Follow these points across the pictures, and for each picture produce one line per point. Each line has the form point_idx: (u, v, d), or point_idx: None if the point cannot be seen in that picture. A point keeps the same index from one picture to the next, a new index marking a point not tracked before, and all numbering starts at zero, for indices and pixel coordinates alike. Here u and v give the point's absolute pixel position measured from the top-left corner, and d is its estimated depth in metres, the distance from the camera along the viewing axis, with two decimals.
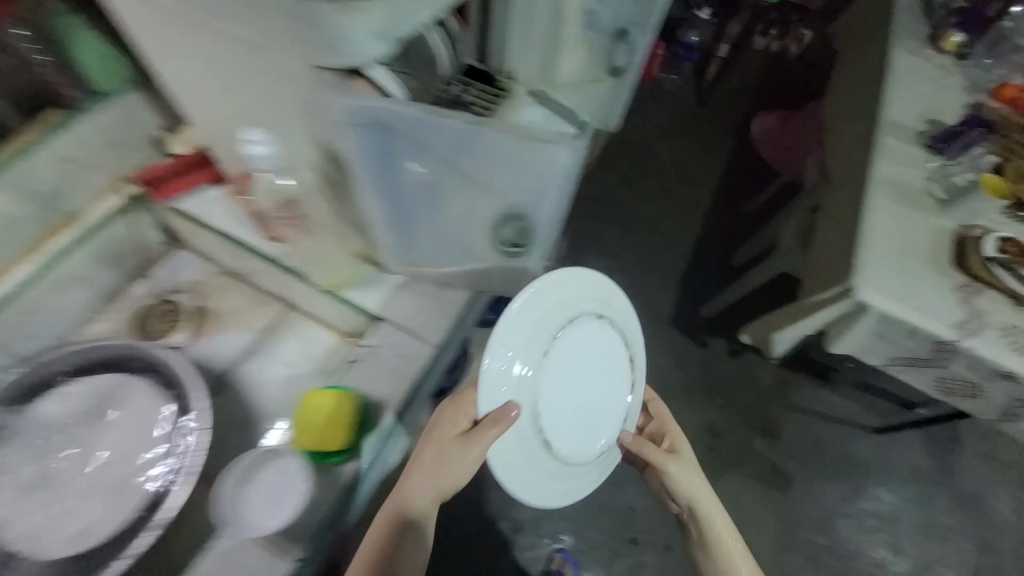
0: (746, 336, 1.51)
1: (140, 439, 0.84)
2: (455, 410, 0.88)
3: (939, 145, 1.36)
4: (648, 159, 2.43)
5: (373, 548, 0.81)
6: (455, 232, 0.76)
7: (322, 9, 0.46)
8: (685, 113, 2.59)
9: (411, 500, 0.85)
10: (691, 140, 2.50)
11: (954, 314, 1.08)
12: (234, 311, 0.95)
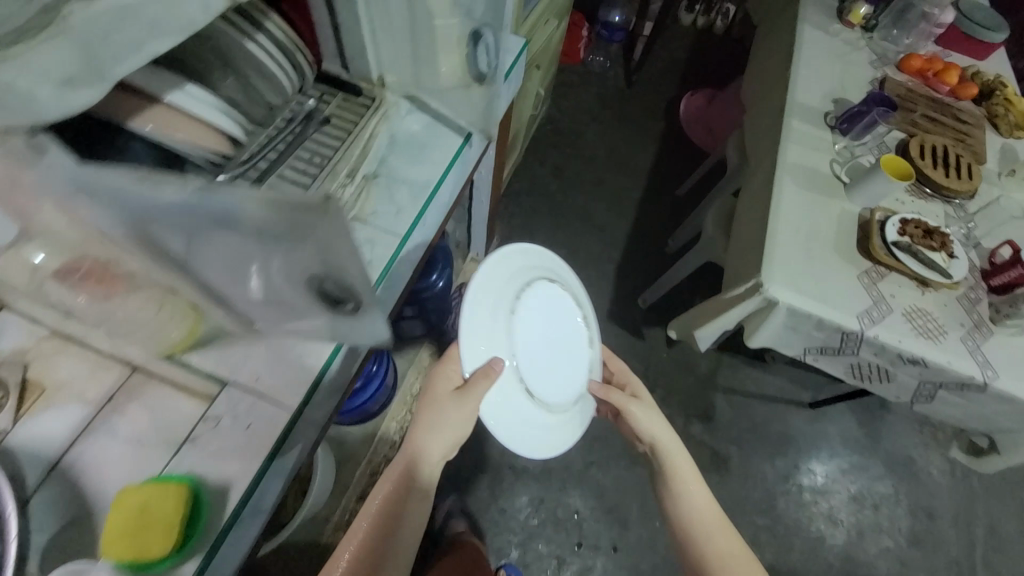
0: (672, 331, 1.47)
1: None
2: (442, 374, 0.90)
3: (842, 125, 1.34)
4: (579, 146, 2.36)
5: (368, 523, 0.80)
6: (287, 298, 0.59)
7: None
8: (614, 96, 2.52)
9: (401, 472, 0.85)
10: (621, 124, 2.44)
11: (860, 303, 1.07)
12: (63, 383, 0.80)
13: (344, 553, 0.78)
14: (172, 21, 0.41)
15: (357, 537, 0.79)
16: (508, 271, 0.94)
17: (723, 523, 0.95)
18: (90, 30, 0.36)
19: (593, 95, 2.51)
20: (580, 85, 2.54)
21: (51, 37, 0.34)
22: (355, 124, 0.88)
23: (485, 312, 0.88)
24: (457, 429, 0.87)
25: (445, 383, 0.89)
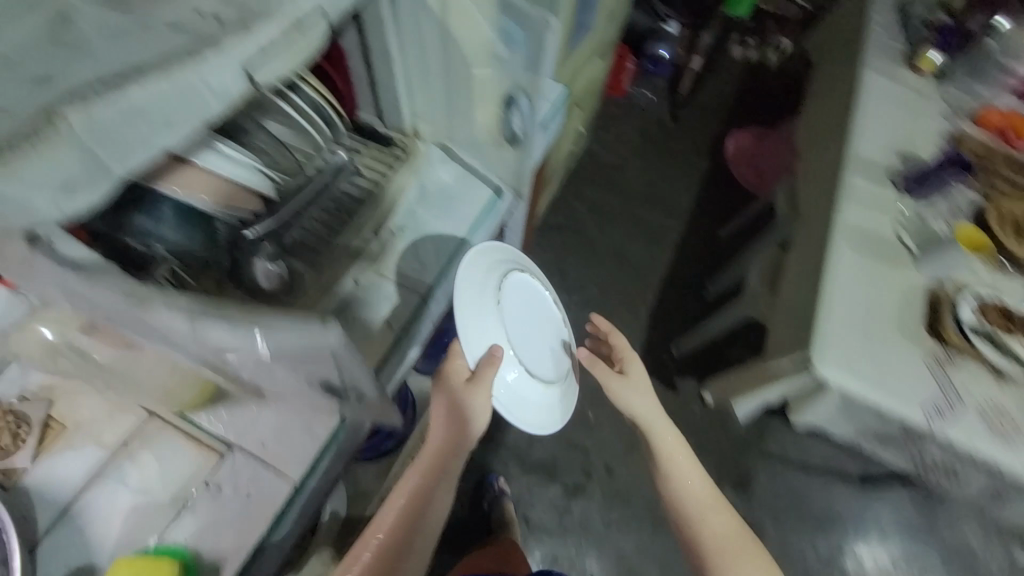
0: (708, 394, 1.37)
1: None
2: (450, 369, 0.81)
3: (910, 185, 1.23)
4: (617, 180, 2.25)
5: (389, 524, 0.74)
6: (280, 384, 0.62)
7: None
8: (657, 131, 2.41)
9: (421, 474, 0.78)
10: (664, 160, 2.33)
11: (926, 394, 0.96)
12: (85, 424, 0.77)
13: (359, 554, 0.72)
14: (186, 114, 0.39)
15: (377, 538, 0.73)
16: (491, 260, 0.88)
17: (732, 518, 0.85)
18: (113, 141, 0.36)
19: (633, 128, 2.40)
20: (619, 121, 2.42)
21: (53, 141, 0.32)
22: (383, 177, 0.88)
23: (473, 308, 0.82)
24: (476, 424, 0.80)
25: (456, 376, 0.81)
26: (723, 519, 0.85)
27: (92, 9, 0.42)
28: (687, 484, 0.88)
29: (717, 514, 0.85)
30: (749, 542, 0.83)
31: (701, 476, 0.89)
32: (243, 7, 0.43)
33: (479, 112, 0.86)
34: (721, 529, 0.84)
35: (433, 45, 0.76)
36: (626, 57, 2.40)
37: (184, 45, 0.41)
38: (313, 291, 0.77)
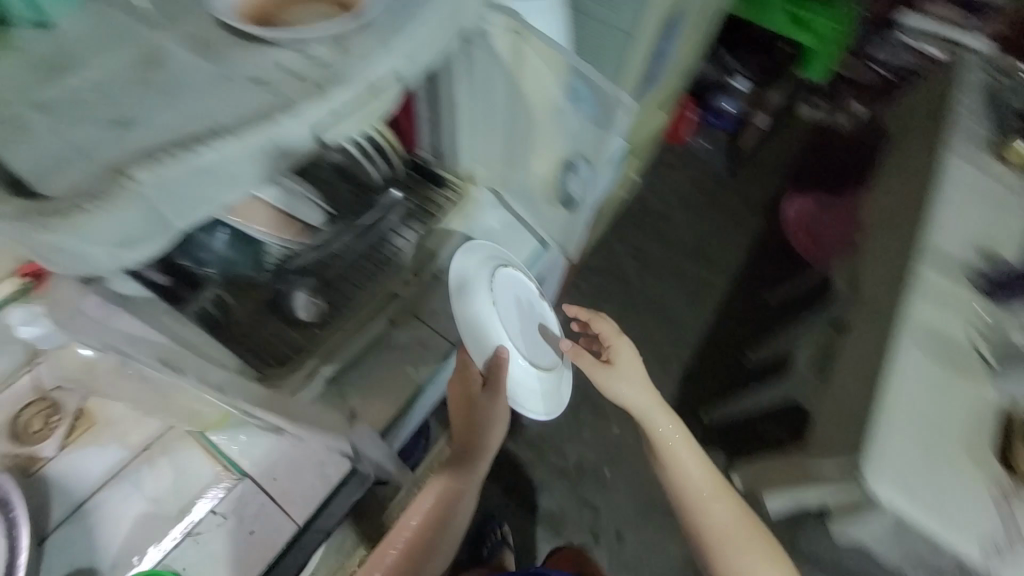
0: (735, 476, 1.28)
1: None
2: (465, 379, 0.78)
3: (991, 288, 1.13)
4: (661, 233, 2.02)
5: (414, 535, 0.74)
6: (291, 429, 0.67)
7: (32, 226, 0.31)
8: (710, 183, 2.12)
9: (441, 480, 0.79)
10: (716, 215, 2.06)
11: (984, 527, 0.88)
12: (108, 427, 0.77)
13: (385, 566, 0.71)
14: (251, 171, 0.39)
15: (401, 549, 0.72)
16: (478, 259, 0.80)
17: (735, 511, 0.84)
18: (178, 199, 0.36)
19: (688, 184, 2.12)
20: (672, 176, 2.13)
21: (117, 201, 0.33)
22: (433, 219, 0.85)
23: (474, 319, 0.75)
24: (493, 430, 0.80)
25: (472, 386, 0.79)
26: (752, 553, 0.80)
27: (180, 58, 0.45)
28: (700, 502, 0.84)
29: (730, 527, 0.82)
30: (755, 536, 0.82)
31: (710, 490, 0.84)
32: (322, 68, 0.44)
33: (535, 160, 0.84)
34: (725, 525, 0.82)
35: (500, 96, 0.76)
36: (689, 107, 2.14)
37: (258, 104, 0.41)
38: (348, 329, 0.74)
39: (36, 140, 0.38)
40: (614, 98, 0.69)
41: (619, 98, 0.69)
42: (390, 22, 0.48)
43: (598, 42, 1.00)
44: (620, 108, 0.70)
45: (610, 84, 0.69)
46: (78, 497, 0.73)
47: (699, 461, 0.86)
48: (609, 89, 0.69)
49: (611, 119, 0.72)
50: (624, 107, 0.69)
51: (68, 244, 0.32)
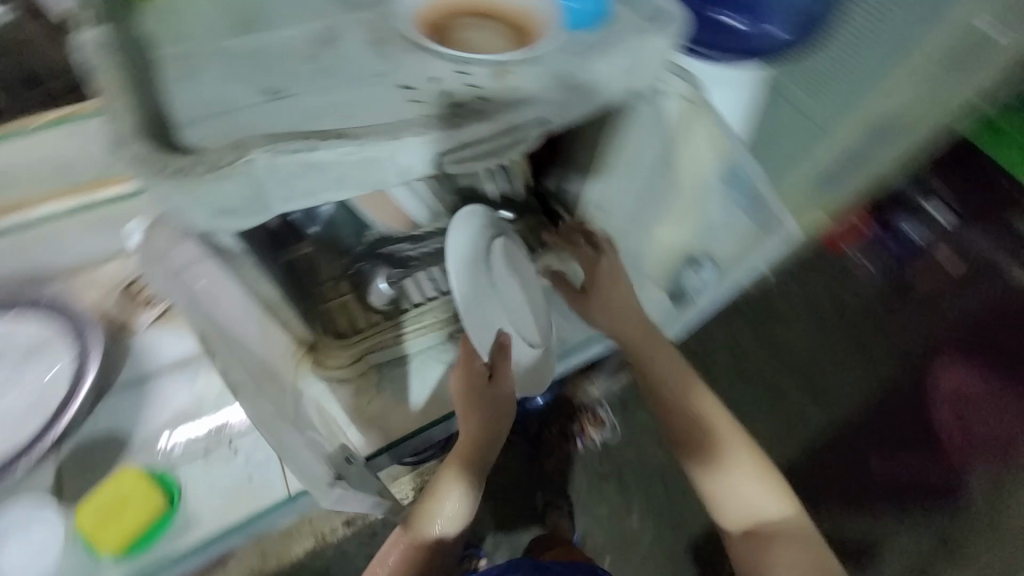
0: None
1: (32, 399, 0.71)
2: (469, 370, 0.69)
3: None
4: (783, 351, 1.35)
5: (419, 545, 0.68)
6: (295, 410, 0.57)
7: (149, 172, 0.32)
8: (858, 309, 1.40)
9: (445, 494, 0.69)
10: (854, 353, 1.35)
11: None
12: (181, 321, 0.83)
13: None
14: (360, 178, 0.38)
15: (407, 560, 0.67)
16: (474, 235, 0.67)
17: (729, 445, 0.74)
18: (283, 184, 0.35)
19: (829, 304, 1.41)
20: (809, 287, 1.43)
21: (229, 173, 0.32)
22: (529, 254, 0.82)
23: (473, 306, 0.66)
24: (498, 421, 0.72)
25: (475, 380, 0.69)
26: (742, 492, 0.71)
27: (352, 46, 0.46)
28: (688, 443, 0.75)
29: (722, 461, 0.73)
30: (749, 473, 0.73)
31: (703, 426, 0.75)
32: (472, 94, 0.43)
33: (660, 233, 0.75)
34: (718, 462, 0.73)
35: (646, 164, 0.68)
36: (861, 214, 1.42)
37: (397, 113, 0.41)
38: (411, 331, 0.73)
39: (203, 86, 0.41)
40: (773, 216, 0.65)
41: (781, 218, 0.64)
42: (558, 67, 0.46)
43: (784, 128, 0.90)
44: (776, 228, 0.65)
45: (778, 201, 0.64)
46: (134, 372, 0.78)
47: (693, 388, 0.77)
48: (773, 204, 0.64)
49: (760, 232, 0.67)
50: (781, 230, 0.65)
51: (173, 198, 0.33)
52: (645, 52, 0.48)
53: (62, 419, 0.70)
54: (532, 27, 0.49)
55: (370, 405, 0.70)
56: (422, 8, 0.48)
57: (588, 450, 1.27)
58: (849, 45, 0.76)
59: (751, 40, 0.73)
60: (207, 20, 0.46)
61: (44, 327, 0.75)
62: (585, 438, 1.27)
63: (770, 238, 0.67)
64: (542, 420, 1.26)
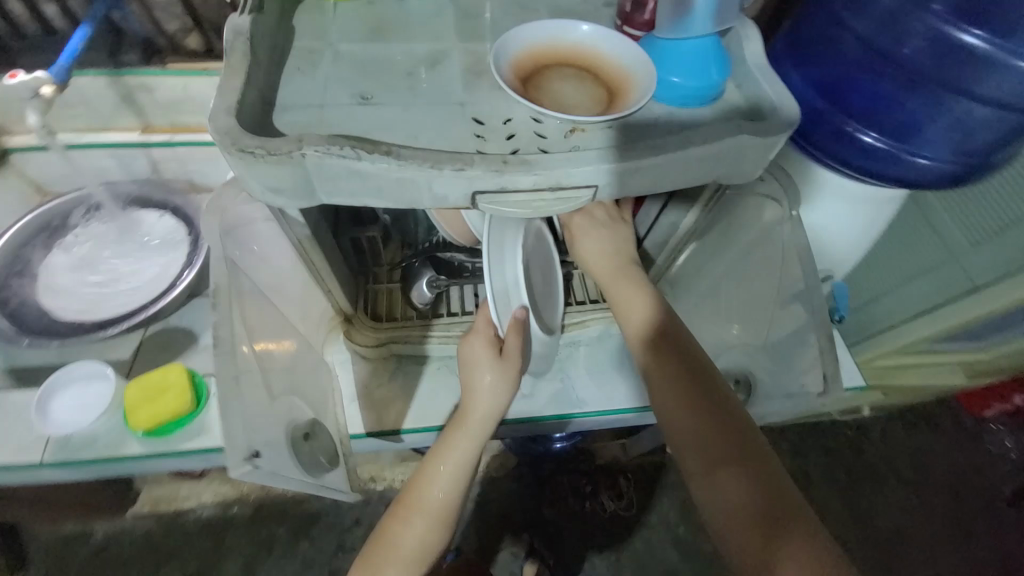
0: None
1: (147, 285, 0.88)
2: (484, 339, 0.65)
3: None
4: (860, 504, 1.17)
5: (402, 538, 0.60)
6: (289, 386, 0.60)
7: (223, 139, 0.37)
8: (964, 490, 1.20)
9: (433, 478, 0.62)
10: (943, 537, 1.15)
11: None
12: None
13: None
14: (396, 194, 0.41)
15: (389, 555, 0.59)
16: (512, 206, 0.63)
17: (723, 434, 0.53)
18: (326, 177, 0.39)
19: (943, 477, 1.21)
20: (909, 443, 1.24)
21: (281, 161, 0.37)
22: (578, 304, 0.83)
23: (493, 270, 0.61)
24: (493, 400, 0.63)
25: (484, 353, 0.64)
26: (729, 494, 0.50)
27: (451, 71, 0.49)
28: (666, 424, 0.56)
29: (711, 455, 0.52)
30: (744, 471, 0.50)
31: (687, 404, 0.55)
32: (535, 145, 0.44)
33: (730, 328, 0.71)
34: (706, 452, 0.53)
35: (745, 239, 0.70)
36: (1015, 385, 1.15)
37: (457, 144, 0.43)
38: (436, 336, 0.75)
39: (314, 78, 0.47)
40: (820, 370, 0.59)
41: (829, 375, 0.58)
42: (632, 140, 0.44)
43: (914, 249, 0.83)
44: (815, 389, 0.59)
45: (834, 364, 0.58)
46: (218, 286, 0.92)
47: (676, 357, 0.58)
48: (827, 362, 0.59)
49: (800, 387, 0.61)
50: (821, 396, 0.58)
51: (236, 165, 0.38)
52: (728, 145, 0.43)
53: (156, 305, 0.84)
54: (626, 91, 0.48)
55: (377, 387, 0.74)
56: (529, 48, 0.50)
57: (596, 514, 1.20)
58: None
59: (886, 168, 0.59)
60: (346, 23, 0.52)
61: (178, 231, 0.93)
62: (597, 503, 1.20)
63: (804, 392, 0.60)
64: (560, 467, 1.20)
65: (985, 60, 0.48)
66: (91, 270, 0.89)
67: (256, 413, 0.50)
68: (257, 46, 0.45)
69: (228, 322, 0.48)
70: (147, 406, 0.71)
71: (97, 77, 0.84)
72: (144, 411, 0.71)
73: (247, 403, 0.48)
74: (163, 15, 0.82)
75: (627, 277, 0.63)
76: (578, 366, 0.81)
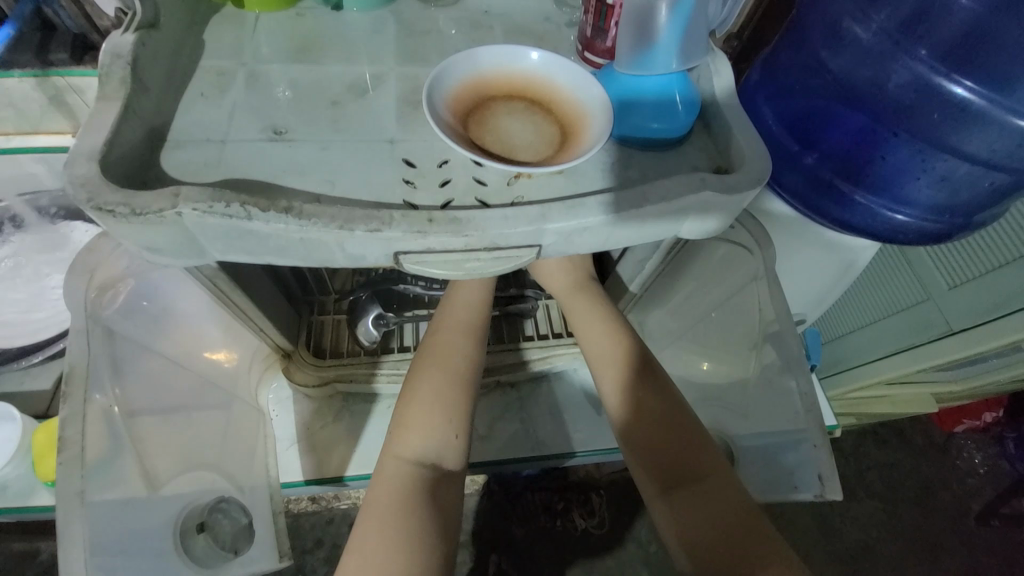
0: None
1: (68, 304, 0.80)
2: None
3: None
4: (839, 532, 1.12)
5: (445, 362, 0.53)
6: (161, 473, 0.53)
7: (90, 204, 0.32)
8: (943, 514, 1.16)
9: (458, 303, 0.59)
10: (923, 566, 1.11)
11: None
12: None
13: (436, 408, 0.50)
14: (304, 254, 0.35)
15: (436, 380, 0.52)
16: None
17: (677, 454, 0.51)
18: (213, 240, 0.34)
19: (921, 495, 1.18)
20: (886, 462, 1.20)
21: (151, 222, 0.32)
22: (541, 339, 0.74)
23: None
24: None
25: None
26: (683, 521, 0.47)
27: (384, 100, 0.43)
28: (623, 431, 0.54)
29: (665, 475, 0.50)
30: (697, 496, 0.48)
31: (637, 418, 0.53)
32: (472, 196, 0.38)
33: (701, 363, 0.67)
34: (661, 473, 0.50)
35: (717, 282, 0.63)
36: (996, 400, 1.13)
37: (382, 193, 0.38)
38: (384, 373, 0.67)
39: (220, 106, 0.40)
40: (814, 466, 0.49)
41: (823, 475, 0.48)
42: (584, 194, 0.39)
43: (891, 286, 0.79)
44: (811, 490, 0.49)
45: (830, 462, 0.48)
46: None
47: (629, 369, 0.56)
48: (822, 460, 0.48)
49: (790, 475, 0.52)
50: (818, 499, 0.48)
51: (110, 229, 0.33)
52: (687, 203, 0.38)
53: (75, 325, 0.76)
54: (583, 128, 0.42)
55: (320, 428, 0.67)
56: (476, 75, 0.44)
57: (566, 533, 1.10)
58: (1003, 230, 0.64)
59: (861, 220, 0.56)
60: (269, 37, 0.45)
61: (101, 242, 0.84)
62: (568, 522, 1.10)
63: (797, 495, 0.50)
64: (532, 485, 1.12)
65: (972, 112, 0.45)
66: (4, 292, 0.80)
67: (105, 527, 0.45)
68: (146, 68, 0.39)
69: (82, 418, 0.45)
70: (49, 458, 0.65)
71: (23, 79, 0.69)
72: (51, 462, 0.65)
73: (93, 523, 0.44)
74: (95, 7, 0.67)
75: (588, 295, 0.61)
76: (540, 404, 0.76)
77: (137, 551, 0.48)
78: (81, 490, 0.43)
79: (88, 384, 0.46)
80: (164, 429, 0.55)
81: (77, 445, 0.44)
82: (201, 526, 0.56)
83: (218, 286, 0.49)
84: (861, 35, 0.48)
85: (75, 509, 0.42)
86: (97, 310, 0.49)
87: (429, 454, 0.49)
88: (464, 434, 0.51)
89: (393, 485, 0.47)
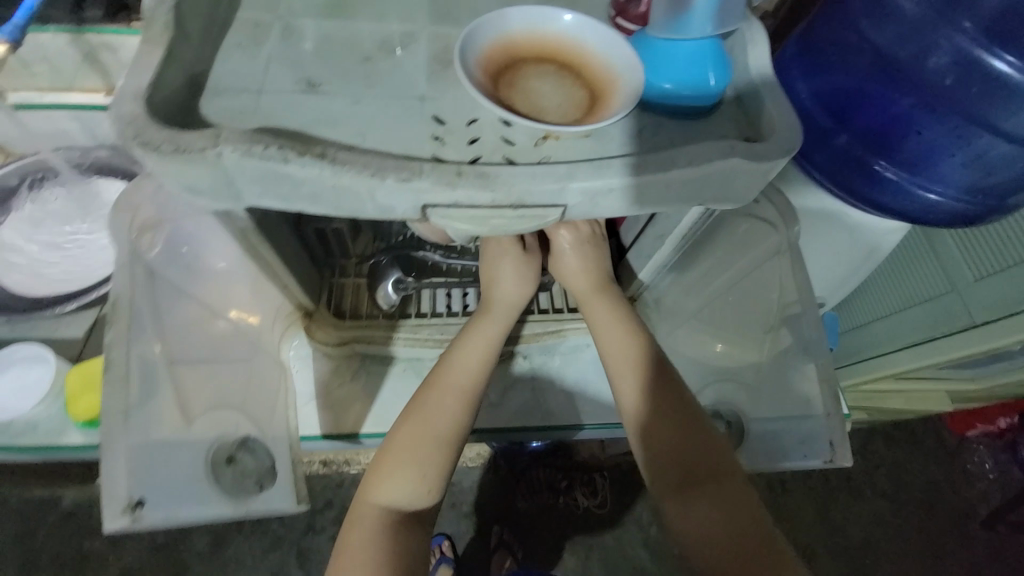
0: None
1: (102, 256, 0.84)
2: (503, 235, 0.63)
3: None
4: (840, 522, 1.13)
5: (430, 419, 0.54)
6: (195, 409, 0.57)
7: (136, 140, 0.33)
8: (948, 514, 1.16)
9: (459, 360, 0.59)
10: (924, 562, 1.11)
11: None
12: None
13: (410, 465, 0.52)
14: (335, 201, 0.36)
15: (415, 437, 0.54)
16: None
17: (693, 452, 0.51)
18: (250, 183, 0.35)
19: (927, 495, 1.18)
20: (893, 461, 1.20)
21: (194, 159, 0.33)
22: (555, 311, 0.76)
23: None
24: (520, 290, 0.63)
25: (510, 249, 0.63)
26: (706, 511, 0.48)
27: (414, 58, 0.43)
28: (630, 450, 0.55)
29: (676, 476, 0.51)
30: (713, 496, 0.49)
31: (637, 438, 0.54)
32: (500, 153, 0.39)
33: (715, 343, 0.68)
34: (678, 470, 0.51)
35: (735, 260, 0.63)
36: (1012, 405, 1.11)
37: (411, 146, 0.39)
38: (402, 336, 0.69)
39: (255, 57, 0.41)
40: (825, 434, 0.51)
41: (834, 442, 0.50)
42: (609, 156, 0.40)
43: (915, 276, 0.77)
44: (821, 457, 0.51)
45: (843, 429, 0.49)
46: None
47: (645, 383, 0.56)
48: (835, 428, 0.50)
49: (800, 445, 0.53)
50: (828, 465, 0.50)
51: (153, 166, 0.34)
52: (715, 168, 0.38)
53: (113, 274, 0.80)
54: (612, 93, 0.42)
55: (338, 387, 0.69)
56: (506, 38, 0.44)
57: (568, 510, 1.12)
58: None
59: (891, 200, 0.55)
60: None
61: None
62: (570, 500, 1.12)
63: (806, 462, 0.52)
64: (537, 461, 1.13)
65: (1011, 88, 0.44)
66: (40, 241, 0.83)
67: (148, 447, 0.50)
68: (187, 17, 0.40)
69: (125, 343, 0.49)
70: (88, 396, 0.69)
71: (59, 35, 0.71)
72: (87, 401, 0.68)
73: (133, 442, 0.48)
74: None
75: (603, 305, 0.61)
76: (552, 376, 0.77)
77: (167, 471, 0.51)
78: (124, 410, 0.48)
79: (131, 318, 0.50)
80: (199, 373, 0.59)
81: (122, 367, 0.49)
82: (229, 459, 0.57)
83: (247, 239, 0.51)
84: (903, 6, 0.47)
85: (117, 427, 0.47)
86: (135, 254, 0.51)
87: (397, 502, 0.51)
88: (434, 492, 0.53)
89: (362, 525, 0.50)
